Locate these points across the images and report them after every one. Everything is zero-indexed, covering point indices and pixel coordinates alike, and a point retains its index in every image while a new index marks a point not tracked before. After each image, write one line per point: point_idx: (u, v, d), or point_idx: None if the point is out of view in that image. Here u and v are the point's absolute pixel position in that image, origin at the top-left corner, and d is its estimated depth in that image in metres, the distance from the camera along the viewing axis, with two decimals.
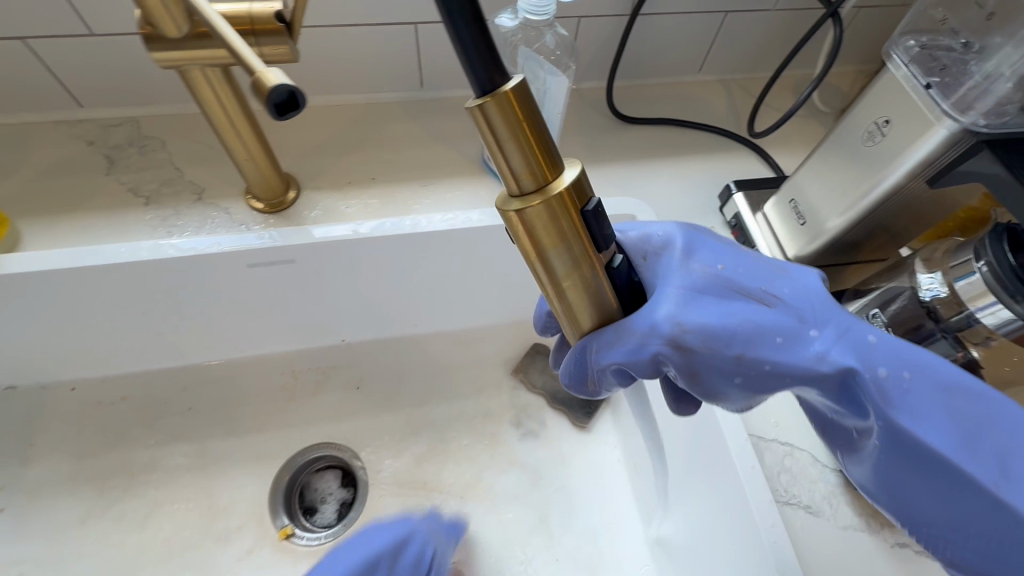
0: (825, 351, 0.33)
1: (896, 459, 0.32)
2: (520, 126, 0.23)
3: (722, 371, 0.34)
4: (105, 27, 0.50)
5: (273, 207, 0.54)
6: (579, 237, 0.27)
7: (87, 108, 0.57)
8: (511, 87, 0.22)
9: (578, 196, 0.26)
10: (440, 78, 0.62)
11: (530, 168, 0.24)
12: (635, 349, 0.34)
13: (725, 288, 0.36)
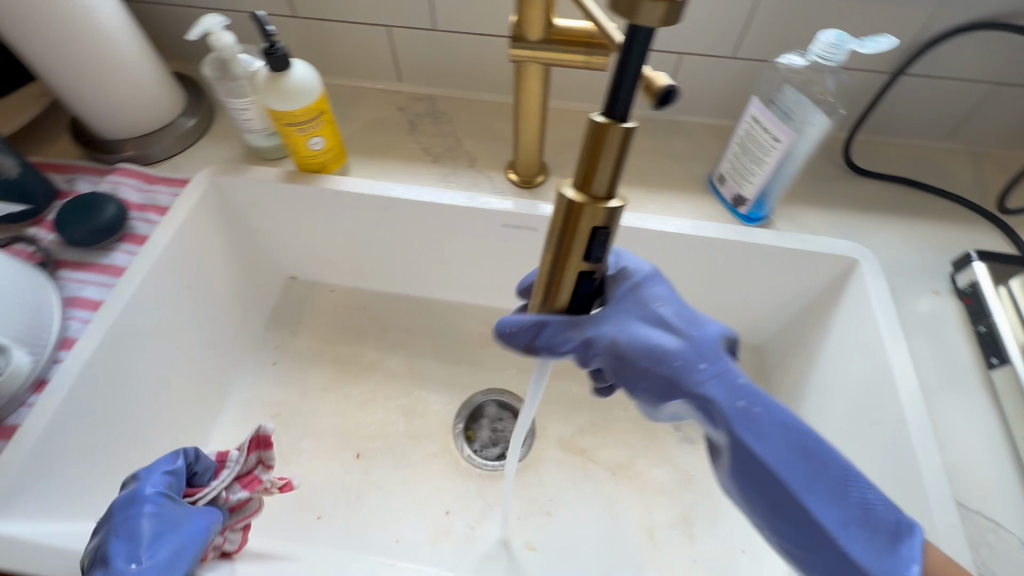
0: (724, 390, 0.35)
1: (748, 478, 0.35)
2: (617, 152, 0.27)
3: (627, 374, 0.37)
4: (445, 24, 0.65)
5: (526, 182, 0.65)
6: (584, 243, 0.31)
7: (404, 82, 0.74)
8: (624, 126, 0.26)
9: (607, 218, 0.30)
10: (683, 103, 0.69)
11: (604, 187, 0.28)
12: (574, 343, 0.37)
13: (658, 317, 0.38)
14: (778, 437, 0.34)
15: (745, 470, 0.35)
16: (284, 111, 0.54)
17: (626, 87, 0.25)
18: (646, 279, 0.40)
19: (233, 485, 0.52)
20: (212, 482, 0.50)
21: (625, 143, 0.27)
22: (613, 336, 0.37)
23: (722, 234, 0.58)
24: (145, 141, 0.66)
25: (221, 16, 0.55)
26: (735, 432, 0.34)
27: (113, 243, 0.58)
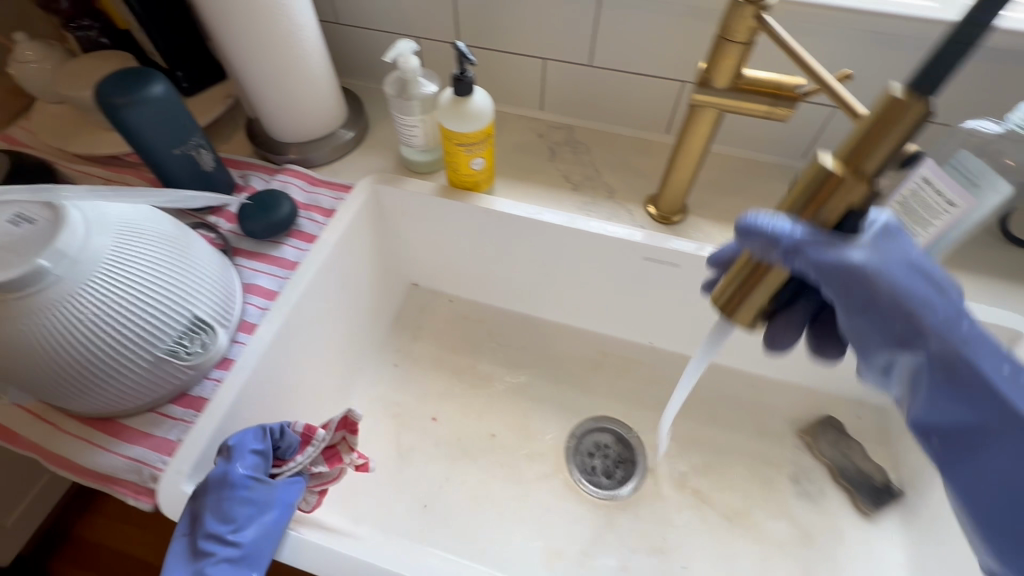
0: (972, 350, 0.33)
1: (1015, 461, 0.33)
2: (904, 131, 0.28)
3: (882, 322, 0.33)
4: (600, 59, 0.68)
5: (664, 219, 0.66)
6: (827, 219, 0.33)
7: (544, 110, 0.77)
8: (918, 118, 0.28)
9: (862, 198, 0.31)
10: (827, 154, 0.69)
11: (875, 164, 0.30)
12: (832, 265, 0.32)
13: (916, 265, 0.33)
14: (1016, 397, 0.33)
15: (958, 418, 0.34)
16: (458, 131, 0.58)
17: (942, 69, 0.26)
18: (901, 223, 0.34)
19: (317, 458, 0.54)
20: (296, 457, 0.51)
21: (919, 122, 0.28)
22: (865, 263, 0.32)
23: None
24: (307, 146, 0.71)
25: (411, 42, 0.59)
26: (963, 382, 0.33)
27: (282, 237, 0.63)
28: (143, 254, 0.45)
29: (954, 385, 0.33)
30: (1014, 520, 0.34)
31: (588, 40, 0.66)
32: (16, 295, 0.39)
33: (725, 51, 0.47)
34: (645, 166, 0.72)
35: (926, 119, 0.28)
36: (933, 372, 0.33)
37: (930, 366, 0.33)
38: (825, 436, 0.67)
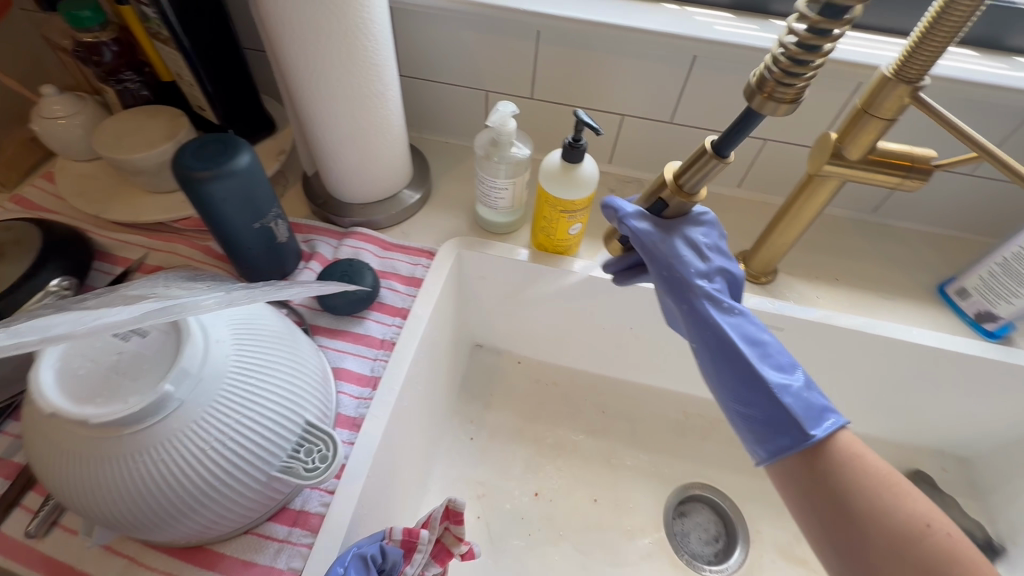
0: (717, 306, 0.46)
1: (702, 338, 0.46)
2: (704, 168, 0.39)
3: (660, 273, 0.47)
4: (681, 118, 0.66)
5: (755, 277, 0.64)
6: (660, 205, 0.45)
7: (612, 164, 0.75)
8: (715, 161, 0.38)
9: (677, 195, 0.43)
10: (900, 209, 0.70)
11: (689, 184, 0.41)
12: (635, 232, 0.46)
13: (693, 244, 0.47)
14: (762, 367, 0.43)
15: (721, 364, 0.44)
16: (563, 197, 0.54)
17: (733, 137, 0.36)
18: (709, 224, 0.49)
19: (428, 561, 0.42)
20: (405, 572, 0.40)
21: (711, 164, 0.38)
22: (660, 237, 0.46)
23: (959, 347, 0.59)
24: (372, 207, 0.66)
25: (512, 105, 0.56)
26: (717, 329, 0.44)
27: (364, 311, 0.57)
28: (257, 359, 0.39)
29: (704, 327, 0.45)
30: (741, 411, 0.43)
31: (672, 100, 0.64)
32: (134, 427, 0.33)
33: (865, 126, 0.46)
34: (724, 222, 0.70)
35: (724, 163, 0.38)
36: (696, 316, 0.46)
37: (695, 316, 0.46)
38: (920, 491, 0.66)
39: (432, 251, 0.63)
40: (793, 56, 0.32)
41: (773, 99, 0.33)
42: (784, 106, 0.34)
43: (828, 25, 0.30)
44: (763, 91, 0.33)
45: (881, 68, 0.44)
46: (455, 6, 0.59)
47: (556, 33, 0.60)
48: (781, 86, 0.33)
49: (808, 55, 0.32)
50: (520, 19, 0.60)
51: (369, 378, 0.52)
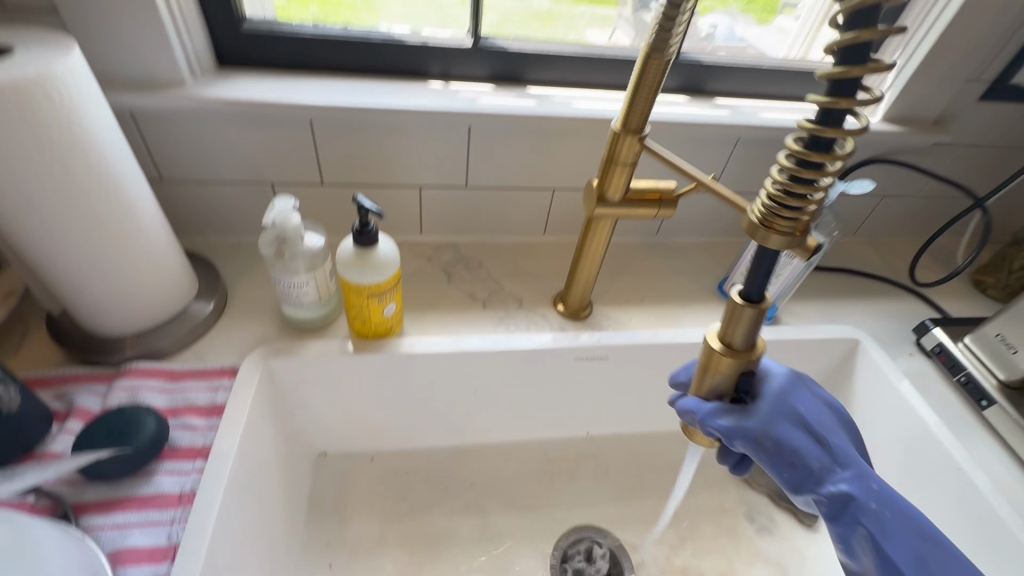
0: (858, 508, 0.42)
1: (876, 555, 0.41)
2: (748, 318, 0.39)
3: (776, 469, 0.43)
4: (475, 182, 0.69)
5: (575, 315, 0.68)
6: (728, 378, 0.43)
7: (424, 233, 0.75)
8: (754, 308, 0.39)
9: (741, 359, 0.41)
10: (676, 228, 0.81)
11: (739, 340, 0.40)
12: (726, 428, 0.43)
13: (805, 421, 0.45)
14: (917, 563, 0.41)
15: (879, 567, 0.42)
16: (367, 283, 0.52)
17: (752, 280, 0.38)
18: (792, 386, 0.46)
19: None
20: None
21: (744, 312, 0.39)
22: (762, 431, 0.43)
23: None
24: (150, 335, 0.56)
25: (291, 198, 0.53)
26: (873, 533, 0.41)
27: (152, 465, 0.47)
28: None
29: (850, 530, 0.42)
30: None
31: (462, 168, 0.67)
32: None
33: (616, 172, 0.52)
34: (539, 268, 0.74)
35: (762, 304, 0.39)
36: (839, 517, 0.42)
37: (839, 520, 0.42)
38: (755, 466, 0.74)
39: (235, 369, 0.56)
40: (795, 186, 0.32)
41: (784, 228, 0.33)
42: (798, 235, 0.34)
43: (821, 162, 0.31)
44: (776, 215, 0.33)
45: (612, 125, 0.51)
46: (210, 104, 0.55)
47: (329, 120, 0.59)
48: (795, 211, 0.33)
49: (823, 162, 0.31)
50: (286, 112, 0.57)
51: (164, 550, 0.42)
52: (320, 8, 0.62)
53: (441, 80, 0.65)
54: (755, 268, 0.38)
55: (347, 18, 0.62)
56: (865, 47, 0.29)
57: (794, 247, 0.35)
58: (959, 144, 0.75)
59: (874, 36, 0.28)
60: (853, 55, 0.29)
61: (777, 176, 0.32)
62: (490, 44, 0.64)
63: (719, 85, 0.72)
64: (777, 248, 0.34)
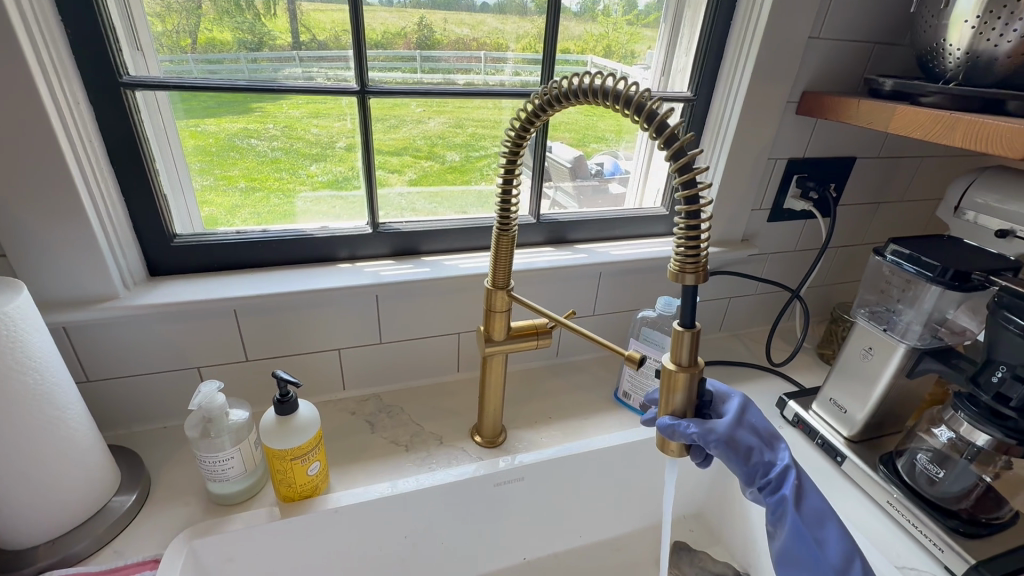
0: (790, 485, 0.51)
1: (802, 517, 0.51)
2: (687, 340, 0.48)
3: (737, 464, 0.52)
4: (388, 338, 0.79)
5: (491, 443, 0.75)
6: (685, 393, 0.51)
7: (347, 389, 0.82)
8: (691, 331, 0.48)
9: (690, 375, 0.50)
10: (571, 349, 0.94)
11: (687, 358, 0.49)
12: (702, 432, 0.51)
13: (755, 427, 0.55)
14: (820, 529, 0.51)
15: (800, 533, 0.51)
16: (289, 446, 0.58)
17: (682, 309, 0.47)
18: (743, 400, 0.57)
19: None
20: None
21: (684, 335, 0.48)
22: (727, 434, 0.52)
23: (639, 435, 0.78)
24: (64, 539, 0.56)
25: (216, 381, 0.60)
26: (794, 508, 0.50)
27: None
28: None
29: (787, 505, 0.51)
30: None
31: (374, 328, 0.78)
32: None
33: (495, 319, 0.64)
34: (455, 404, 0.82)
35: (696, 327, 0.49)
36: (778, 498, 0.51)
37: (769, 499, 0.51)
38: (683, 560, 0.79)
39: (157, 558, 0.56)
40: (689, 238, 0.45)
41: (693, 266, 0.45)
42: (702, 270, 0.45)
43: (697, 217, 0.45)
44: (688, 259, 0.45)
45: (485, 283, 0.64)
46: (139, 310, 0.63)
47: (250, 307, 0.69)
48: (694, 253, 0.45)
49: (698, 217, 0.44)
50: (211, 307, 0.67)
51: None
52: (245, 183, 0.73)
53: (349, 260, 0.79)
54: (681, 302, 0.47)
55: (269, 188, 0.74)
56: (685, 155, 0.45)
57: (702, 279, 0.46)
58: (766, 253, 0.98)
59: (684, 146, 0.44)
60: (677, 156, 0.45)
61: (677, 238, 0.45)
62: (387, 228, 0.80)
63: (577, 234, 0.91)
64: (693, 285, 0.46)
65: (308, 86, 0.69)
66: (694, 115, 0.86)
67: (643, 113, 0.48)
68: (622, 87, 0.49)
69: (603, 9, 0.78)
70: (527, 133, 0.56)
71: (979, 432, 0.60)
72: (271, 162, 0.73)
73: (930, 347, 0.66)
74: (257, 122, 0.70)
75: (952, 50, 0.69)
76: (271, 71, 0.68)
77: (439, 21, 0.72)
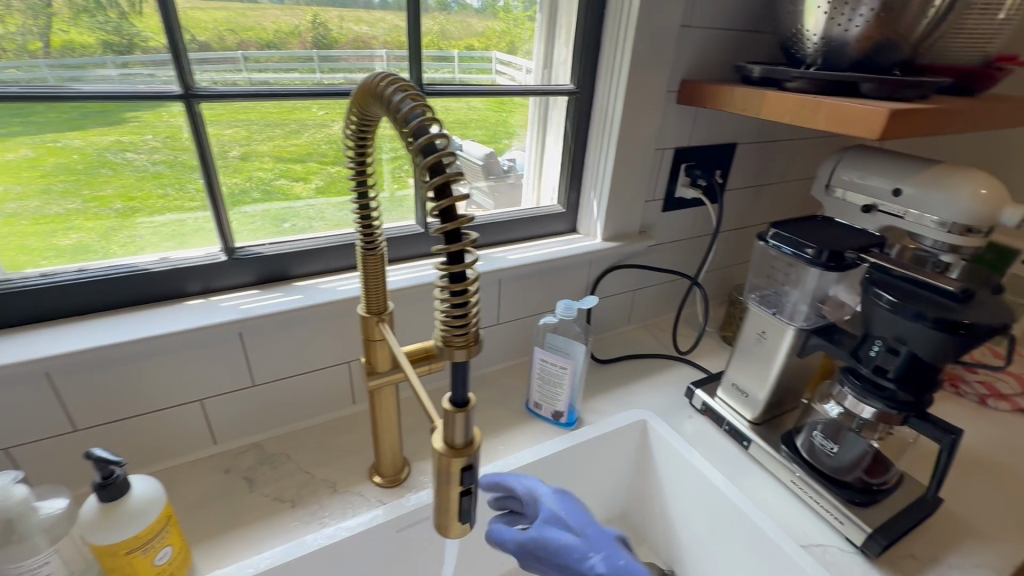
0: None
1: None
2: (460, 419, 0.40)
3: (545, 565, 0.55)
4: (262, 378, 0.69)
5: (393, 481, 0.68)
6: (456, 475, 0.43)
7: (218, 443, 0.70)
8: (462, 406, 0.40)
9: (462, 457, 0.42)
10: (478, 363, 0.89)
11: (457, 436, 0.41)
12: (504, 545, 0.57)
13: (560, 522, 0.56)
14: None
15: None
16: (122, 539, 0.47)
17: (458, 381, 0.39)
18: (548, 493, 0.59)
19: None
20: None
21: (454, 412, 0.40)
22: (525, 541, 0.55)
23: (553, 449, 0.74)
24: None
25: (13, 470, 0.47)
26: None
27: None
28: None
29: None
30: None
31: (242, 370, 0.67)
32: None
33: (377, 349, 0.56)
34: (351, 442, 0.74)
35: (471, 403, 0.40)
36: None
37: None
38: None
39: None
40: (455, 310, 0.36)
41: (460, 341, 0.37)
42: (474, 344, 0.37)
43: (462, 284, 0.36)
44: (453, 337, 0.37)
45: (358, 309, 0.56)
46: None
47: (67, 367, 0.56)
48: (462, 326, 0.37)
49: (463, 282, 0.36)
50: (9, 373, 0.53)
51: None
52: (123, 204, 0.62)
53: (202, 295, 0.67)
54: (450, 375, 0.39)
55: (153, 208, 0.64)
56: (447, 192, 0.35)
57: (474, 353, 0.38)
58: (664, 244, 0.99)
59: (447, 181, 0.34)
60: (443, 192, 0.35)
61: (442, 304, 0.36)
62: (246, 253, 0.69)
63: (472, 241, 0.85)
64: (463, 360, 0.38)
65: (161, 90, 0.59)
66: (579, 108, 0.84)
67: (406, 131, 0.38)
68: (401, 101, 0.39)
69: (503, 6, 0.76)
70: (366, 141, 0.48)
71: (863, 403, 0.62)
72: (153, 178, 0.62)
73: (815, 326, 0.68)
74: (132, 134, 0.59)
75: (810, 36, 0.71)
76: (147, 79, 0.58)
77: (332, 19, 0.65)
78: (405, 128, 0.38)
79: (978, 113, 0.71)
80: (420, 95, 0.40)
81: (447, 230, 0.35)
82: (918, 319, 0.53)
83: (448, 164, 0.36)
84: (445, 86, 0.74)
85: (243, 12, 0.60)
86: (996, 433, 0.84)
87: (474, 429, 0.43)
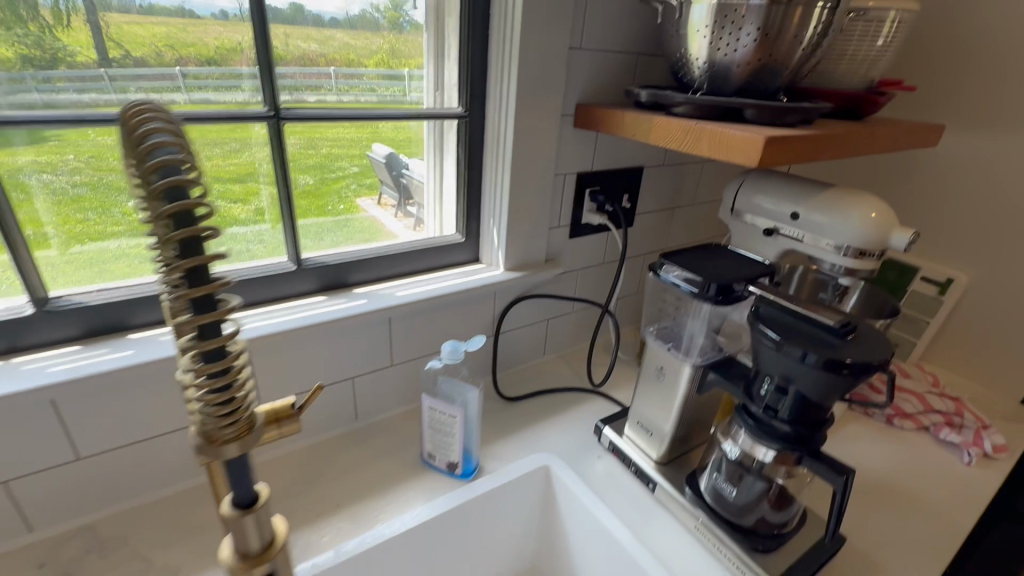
0: None
1: None
2: (249, 526, 0.36)
3: None
4: (89, 450, 0.59)
5: None
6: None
7: (35, 529, 0.59)
8: (254, 507, 0.36)
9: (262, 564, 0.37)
10: (372, 409, 0.81)
11: (250, 541, 0.36)
12: None
13: None
14: None
15: None
16: None
17: (238, 481, 0.36)
18: None
19: None
20: None
21: (236, 519, 0.36)
22: None
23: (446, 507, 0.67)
24: None
25: None
26: None
27: None
28: None
29: None
30: None
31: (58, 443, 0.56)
32: None
33: None
34: (207, 515, 0.64)
35: (260, 500, 0.37)
36: None
37: None
38: None
39: None
40: (214, 400, 0.32)
41: (228, 430, 0.33)
42: (246, 432, 0.34)
43: (221, 369, 0.31)
44: (213, 423, 0.32)
45: None
46: None
47: None
48: (230, 417, 0.33)
49: (221, 365, 0.31)
50: None
51: None
52: (34, 230, 0.56)
53: (7, 356, 0.56)
54: (230, 477, 0.36)
55: (71, 233, 0.59)
56: (202, 269, 0.29)
57: (250, 443, 0.34)
58: (574, 271, 0.94)
59: (205, 262, 0.29)
60: (195, 274, 0.29)
61: (193, 396, 0.31)
62: (63, 304, 0.58)
63: (359, 276, 0.77)
64: (235, 452, 0.34)
65: (72, 114, 0.54)
66: (472, 132, 0.78)
67: (142, 160, 0.28)
68: (148, 127, 0.28)
69: None
70: None
71: (759, 445, 0.58)
72: (71, 202, 0.58)
73: (710, 361, 0.65)
74: (50, 153, 0.55)
75: (695, 62, 0.68)
76: (72, 97, 0.55)
77: (281, 35, 0.62)
78: (143, 154, 0.28)
79: (860, 138, 0.70)
80: (182, 132, 0.30)
81: (197, 298, 0.30)
82: (803, 359, 0.50)
83: (203, 230, 0.29)
84: (336, 110, 0.68)
85: (184, 29, 0.58)
86: (899, 455, 0.83)
87: (275, 527, 0.39)
